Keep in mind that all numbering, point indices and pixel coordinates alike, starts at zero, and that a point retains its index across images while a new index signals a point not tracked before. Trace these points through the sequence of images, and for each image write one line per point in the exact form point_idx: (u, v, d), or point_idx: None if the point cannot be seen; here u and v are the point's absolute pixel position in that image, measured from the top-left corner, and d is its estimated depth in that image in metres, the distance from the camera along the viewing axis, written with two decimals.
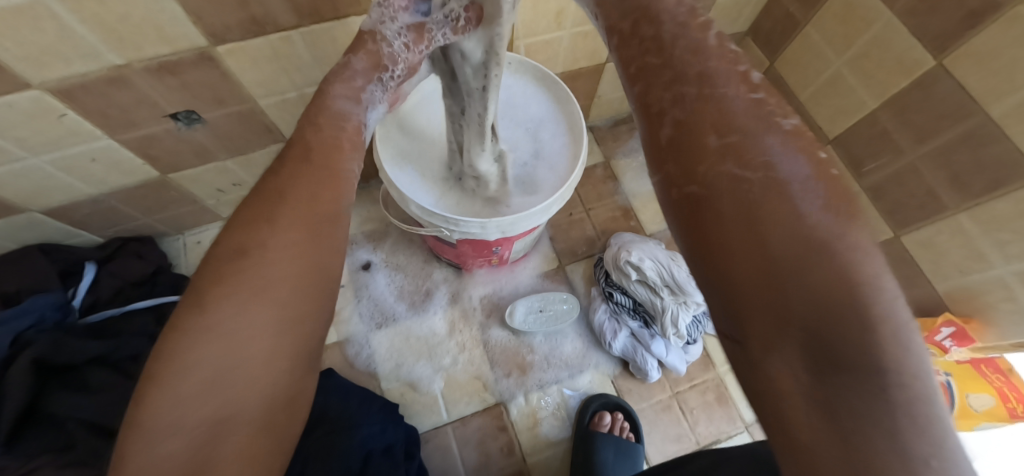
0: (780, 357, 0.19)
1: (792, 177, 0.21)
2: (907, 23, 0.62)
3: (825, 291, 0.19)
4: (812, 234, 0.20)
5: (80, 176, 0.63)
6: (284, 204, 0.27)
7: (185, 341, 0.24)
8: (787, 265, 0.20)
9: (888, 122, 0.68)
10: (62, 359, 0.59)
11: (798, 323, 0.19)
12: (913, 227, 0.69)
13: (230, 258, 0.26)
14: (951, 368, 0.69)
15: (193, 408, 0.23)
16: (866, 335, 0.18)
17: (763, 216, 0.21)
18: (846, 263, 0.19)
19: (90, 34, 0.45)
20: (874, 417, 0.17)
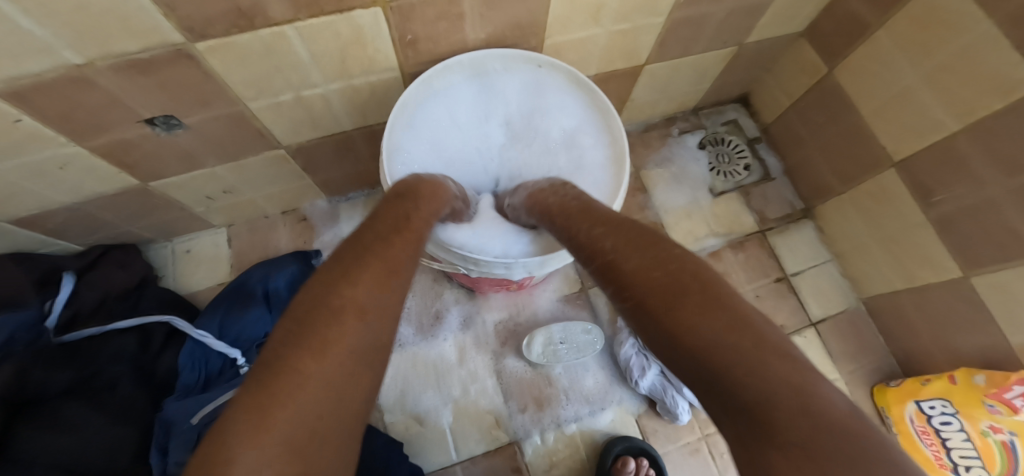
0: (719, 423, 0.24)
1: (672, 280, 0.29)
2: (1008, 35, 0.52)
3: (734, 359, 0.23)
4: (711, 318, 0.26)
5: (47, 185, 0.55)
6: (391, 296, 0.34)
7: (307, 390, 0.25)
8: (705, 343, 0.25)
9: (970, 147, 0.59)
10: (29, 391, 0.55)
11: (721, 386, 0.24)
12: (989, 269, 0.62)
13: (359, 329, 0.30)
14: (1017, 427, 0.59)
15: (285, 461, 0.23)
16: (725, 383, 0.23)
17: (673, 310, 0.27)
18: (725, 343, 0.24)
19: (38, 29, 0.37)
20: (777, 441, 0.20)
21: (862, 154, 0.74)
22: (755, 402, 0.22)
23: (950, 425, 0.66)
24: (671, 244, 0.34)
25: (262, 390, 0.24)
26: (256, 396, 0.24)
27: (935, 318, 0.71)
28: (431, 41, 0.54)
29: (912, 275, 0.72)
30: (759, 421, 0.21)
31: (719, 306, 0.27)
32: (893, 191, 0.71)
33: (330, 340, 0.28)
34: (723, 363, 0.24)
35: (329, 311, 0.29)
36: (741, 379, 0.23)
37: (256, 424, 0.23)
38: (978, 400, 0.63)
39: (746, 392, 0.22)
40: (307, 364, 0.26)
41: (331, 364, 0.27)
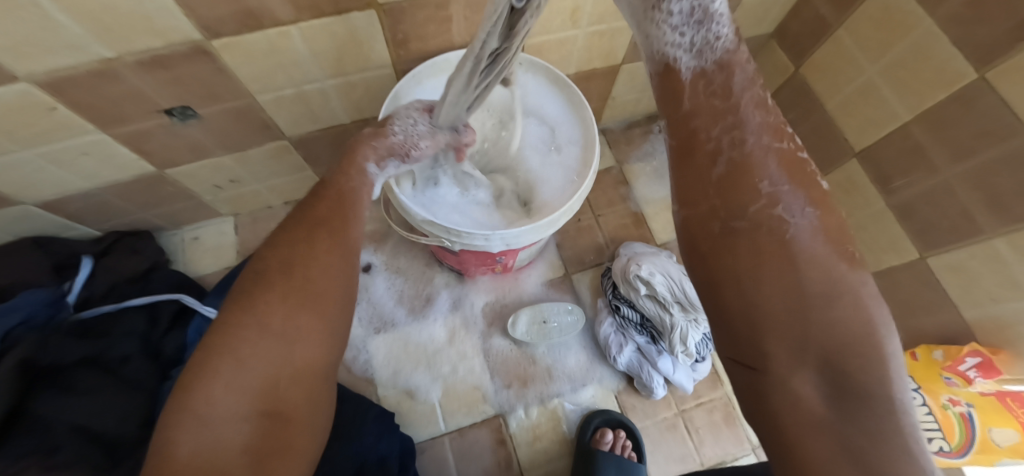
0: (803, 379, 0.27)
1: (816, 241, 0.30)
2: (949, 31, 0.56)
3: (848, 342, 0.27)
4: (824, 292, 0.28)
5: (71, 170, 0.61)
6: (322, 246, 0.38)
7: (250, 338, 0.32)
8: (826, 320, 0.27)
9: (921, 136, 0.64)
10: (50, 360, 0.59)
11: (821, 359, 0.27)
12: (943, 248, 0.65)
13: (287, 282, 0.35)
14: (973, 399, 0.64)
15: (243, 396, 0.31)
16: (853, 364, 0.27)
17: (797, 271, 0.29)
18: (859, 332, 0.27)
19: (74, 25, 0.42)
20: (874, 427, 0.25)
21: (829, 146, 0.79)
22: (880, 397, 0.26)
23: (915, 401, 0.68)
24: (802, 189, 0.31)
25: (211, 348, 0.31)
26: (208, 349, 0.31)
27: (902, 301, 0.74)
28: (421, 40, 0.60)
29: (878, 260, 0.76)
30: (899, 412, 0.26)
31: (851, 284, 0.28)
32: (858, 181, 0.76)
33: (261, 299, 0.34)
34: (866, 353, 0.27)
35: (261, 277, 0.35)
36: (882, 373, 0.26)
37: (209, 373, 0.30)
38: (936, 374, 0.67)
39: (887, 385, 0.26)
40: (241, 321, 0.33)
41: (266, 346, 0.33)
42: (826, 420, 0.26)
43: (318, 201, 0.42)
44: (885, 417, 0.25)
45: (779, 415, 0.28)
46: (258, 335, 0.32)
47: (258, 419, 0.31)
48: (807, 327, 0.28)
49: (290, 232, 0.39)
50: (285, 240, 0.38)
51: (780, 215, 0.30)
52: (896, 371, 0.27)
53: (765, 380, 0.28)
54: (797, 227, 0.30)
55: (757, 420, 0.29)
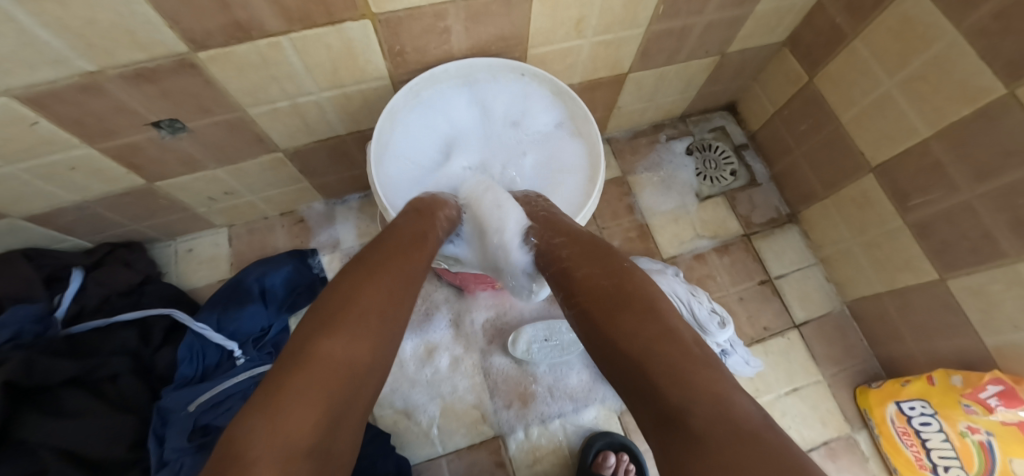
0: (639, 411, 0.32)
1: (619, 289, 0.40)
2: (974, 44, 0.53)
3: (648, 367, 0.32)
4: (617, 337, 0.36)
5: (58, 184, 0.59)
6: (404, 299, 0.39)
7: (322, 360, 0.31)
8: (629, 354, 0.34)
9: (942, 153, 0.61)
10: (36, 380, 0.56)
11: (641, 396, 0.32)
12: (962, 271, 0.63)
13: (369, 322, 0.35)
14: (993, 427, 0.60)
15: (318, 409, 0.30)
16: (662, 387, 0.31)
17: (606, 323, 0.37)
18: (646, 354, 0.33)
19: (54, 41, 0.40)
20: (690, 437, 0.28)
21: (843, 159, 0.76)
22: (682, 402, 0.29)
23: (930, 426, 0.67)
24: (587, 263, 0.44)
25: (301, 365, 0.30)
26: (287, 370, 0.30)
27: (919, 323, 0.71)
28: (420, 52, 0.57)
29: (892, 278, 0.74)
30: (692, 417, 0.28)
31: (628, 322, 0.36)
32: (873, 196, 0.73)
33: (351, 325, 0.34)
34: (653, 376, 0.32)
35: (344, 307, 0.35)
36: (668, 380, 0.31)
37: (291, 388, 0.29)
38: (955, 401, 0.64)
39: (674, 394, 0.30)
40: (322, 347, 0.32)
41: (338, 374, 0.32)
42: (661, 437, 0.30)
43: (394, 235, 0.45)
44: (691, 429, 0.28)
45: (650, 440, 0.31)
46: (335, 356, 0.32)
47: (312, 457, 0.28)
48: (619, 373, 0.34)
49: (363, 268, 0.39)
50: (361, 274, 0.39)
51: (584, 293, 0.42)
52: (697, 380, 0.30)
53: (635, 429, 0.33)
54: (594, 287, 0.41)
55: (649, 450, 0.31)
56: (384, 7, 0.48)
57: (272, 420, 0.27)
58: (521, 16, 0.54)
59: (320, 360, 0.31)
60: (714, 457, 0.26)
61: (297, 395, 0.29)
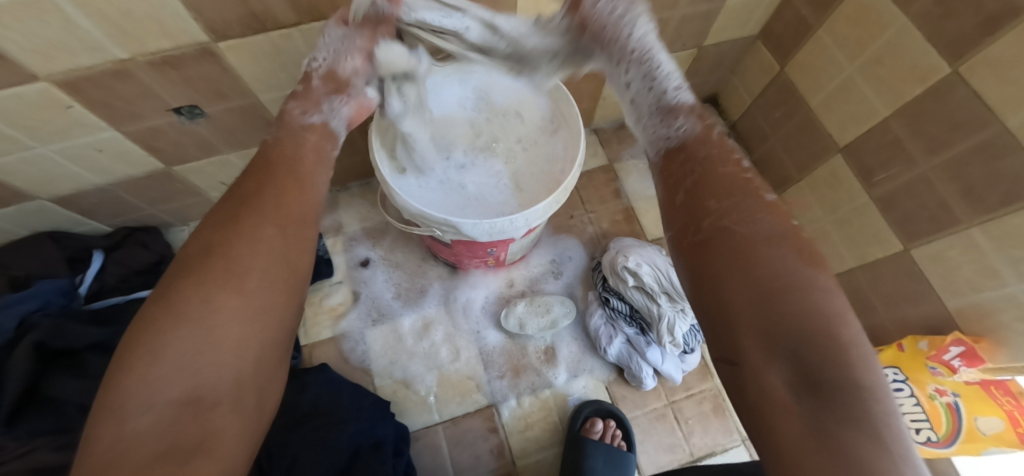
0: (772, 368, 0.29)
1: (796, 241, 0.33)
2: (922, 28, 0.58)
3: (825, 335, 0.28)
4: (787, 284, 0.31)
5: (87, 167, 0.65)
6: (240, 230, 0.37)
7: (167, 330, 0.31)
8: (799, 313, 0.29)
9: (900, 130, 0.66)
10: (65, 343, 0.61)
11: (790, 358, 0.29)
12: (923, 241, 0.67)
13: (209, 266, 0.35)
14: (959, 388, 0.66)
15: (163, 379, 0.30)
16: (825, 349, 0.28)
17: (772, 264, 0.32)
18: (831, 321, 0.29)
19: (94, 29, 0.46)
20: (847, 416, 0.26)
21: (814, 141, 0.81)
22: (853, 382, 0.27)
23: (902, 392, 0.70)
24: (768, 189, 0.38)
25: (132, 338, 0.31)
26: (126, 345, 0.31)
27: (887, 296, 0.75)
28: None
29: (863, 253, 0.78)
30: (862, 398, 0.26)
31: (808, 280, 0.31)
32: (842, 176, 0.77)
33: (179, 288, 0.33)
34: (828, 343, 0.28)
35: (178, 267, 0.35)
36: (837, 357, 0.28)
37: (133, 367, 0.30)
38: (921, 365, 0.68)
39: (853, 366, 0.27)
40: (157, 312, 0.32)
41: (179, 338, 0.31)
42: (801, 408, 0.27)
43: (246, 181, 0.41)
44: (855, 409, 0.26)
45: (760, 405, 0.29)
46: (178, 326, 0.32)
47: (179, 408, 0.30)
48: (773, 321, 0.30)
49: (210, 220, 0.38)
50: (210, 223, 0.38)
51: (735, 218, 0.35)
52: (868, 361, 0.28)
53: (741, 373, 0.30)
54: (759, 227, 0.34)
55: (746, 412, 0.30)
56: None
57: (108, 394, 0.29)
58: (508, 8, 0.60)
59: (159, 330, 0.31)
60: (879, 440, 0.25)
61: (143, 369, 0.30)
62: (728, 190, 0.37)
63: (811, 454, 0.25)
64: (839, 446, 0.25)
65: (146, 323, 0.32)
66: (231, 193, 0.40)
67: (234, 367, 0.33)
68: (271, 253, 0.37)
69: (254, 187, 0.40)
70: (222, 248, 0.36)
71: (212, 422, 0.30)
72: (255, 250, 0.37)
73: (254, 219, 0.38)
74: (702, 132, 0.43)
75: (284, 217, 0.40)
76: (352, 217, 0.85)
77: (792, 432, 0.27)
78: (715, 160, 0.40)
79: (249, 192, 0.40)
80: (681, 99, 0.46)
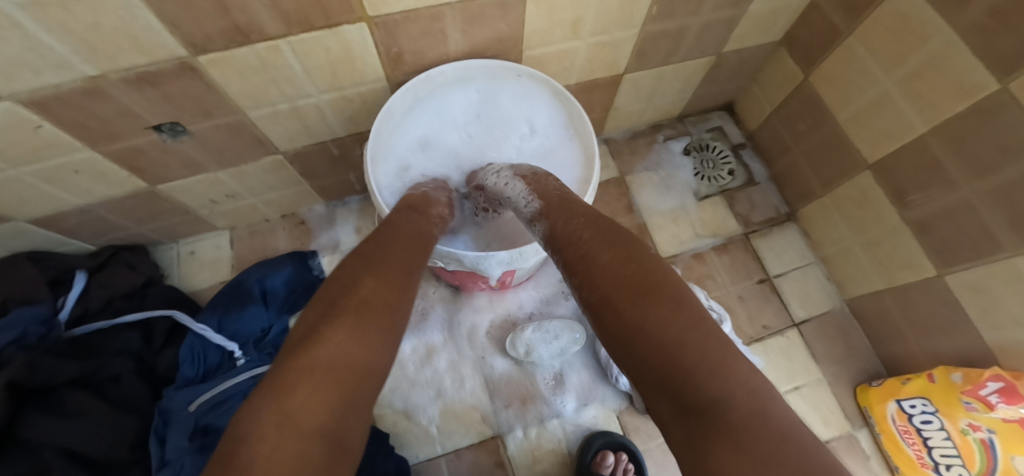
0: (659, 405, 0.29)
1: (636, 276, 0.35)
2: (968, 40, 0.53)
3: (678, 366, 0.28)
4: (630, 328, 0.32)
5: (63, 188, 0.60)
6: (381, 269, 0.38)
7: (336, 356, 0.29)
8: (652, 349, 0.30)
9: (939, 149, 0.61)
10: (39, 380, 0.57)
11: (663, 393, 0.29)
12: (962, 267, 0.63)
13: (372, 310, 0.34)
14: (995, 424, 0.59)
15: (328, 409, 0.27)
16: (680, 375, 0.28)
17: (620, 315, 0.33)
18: (677, 349, 0.29)
19: (58, 45, 0.41)
20: (715, 435, 0.25)
21: (841, 157, 0.76)
22: (712, 400, 0.27)
23: (931, 424, 0.66)
24: (600, 247, 0.39)
25: (299, 361, 0.28)
26: (300, 368, 0.28)
27: (918, 319, 0.71)
28: (418, 54, 0.58)
29: (892, 276, 0.74)
30: (722, 414, 0.26)
31: (647, 311, 0.32)
32: (871, 194, 0.73)
33: (350, 318, 0.32)
34: (683, 371, 0.28)
35: (353, 300, 0.34)
36: (699, 380, 0.27)
37: (299, 384, 0.27)
38: (956, 399, 0.64)
39: (703, 386, 0.27)
40: (322, 329, 0.30)
41: (342, 367, 0.29)
42: (685, 439, 0.27)
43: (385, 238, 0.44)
44: (726, 425, 0.25)
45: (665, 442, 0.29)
46: (347, 353, 0.30)
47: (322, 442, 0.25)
48: (634, 361, 0.31)
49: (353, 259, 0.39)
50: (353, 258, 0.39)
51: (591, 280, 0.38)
52: (723, 371, 0.28)
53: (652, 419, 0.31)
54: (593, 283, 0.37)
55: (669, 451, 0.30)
56: (382, 10, 0.48)
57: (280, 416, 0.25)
58: (517, 16, 0.55)
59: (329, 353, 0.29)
60: (744, 449, 0.24)
61: (309, 394, 0.26)
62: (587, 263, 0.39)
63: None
64: (714, 466, 0.24)
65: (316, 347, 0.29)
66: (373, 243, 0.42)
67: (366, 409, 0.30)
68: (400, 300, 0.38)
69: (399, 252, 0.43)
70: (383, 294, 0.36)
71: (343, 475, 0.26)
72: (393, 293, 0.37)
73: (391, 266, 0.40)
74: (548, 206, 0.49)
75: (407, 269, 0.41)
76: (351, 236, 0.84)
77: (689, 466, 0.26)
78: (568, 233, 0.43)
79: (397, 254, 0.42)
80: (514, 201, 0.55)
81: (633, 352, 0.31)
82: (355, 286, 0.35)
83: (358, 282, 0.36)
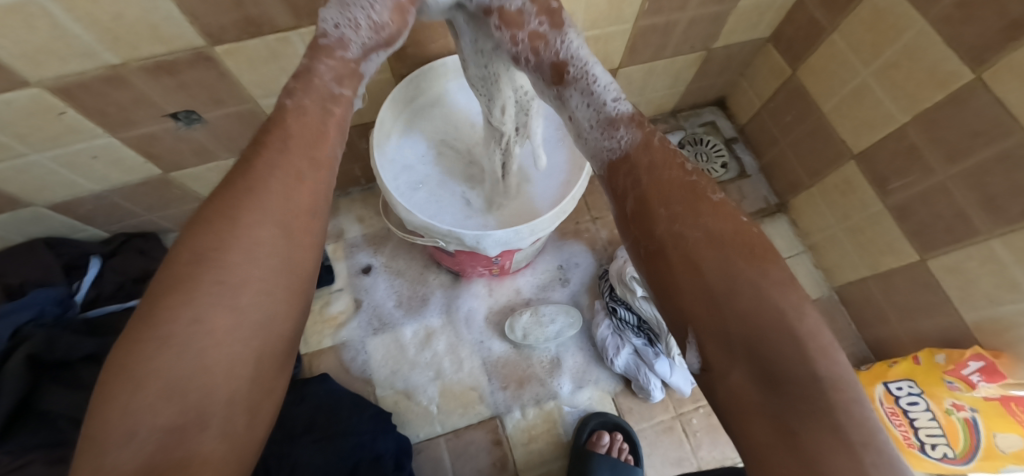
0: (732, 373, 0.25)
1: (735, 232, 0.28)
2: (940, 32, 0.56)
3: (772, 328, 0.24)
4: (723, 290, 0.26)
5: (82, 174, 0.63)
6: (242, 230, 0.27)
7: (153, 351, 0.23)
8: (758, 320, 0.25)
9: (917, 137, 0.63)
10: (57, 355, 0.60)
11: (744, 356, 0.24)
12: (940, 251, 0.65)
13: (195, 279, 0.25)
14: (978, 403, 0.62)
15: (163, 406, 0.23)
16: (772, 347, 0.24)
17: (723, 265, 0.26)
18: (781, 319, 0.24)
19: (84, 34, 0.44)
20: (805, 408, 0.22)
21: (826, 148, 0.79)
22: (814, 380, 0.23)
23: (917, 406, 0.68)
24: (710, 189, 0.31)
25: (119, 360, 0.23)
26: (117, 364, 0.23)
27: (902, 304, 0.74)
28: (418, 46, 0.61)
29: (877, 262, 0.76)
30: (826, 393, 0.22)
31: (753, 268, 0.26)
32: (855, 183, 0.75)
33: (166, 301, 0.24)
34: (782, 338, 0.24)
35: (164, 276, 0.25)
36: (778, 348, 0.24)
37: (117, 386, 0.22)
38: (939, 379, 0.66)
39: (809, 362, 0.23)
40: (142, 330, 0.24)
41: (173, 361, 0.23)
42: (762, 413, 0.23)
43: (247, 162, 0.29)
44: (822, 403, 0.22)
45: (725, 412, 0.25)
46: (177, 344, 0.24)
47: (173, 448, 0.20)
48: (722, 320, 0.25)
49: (211, 208, 0.27)
50: (215, 209, 0.27)
51: (683, 218, 0.29)
52: (832, 353, 0.24)
53: (705, 376, 0.26)
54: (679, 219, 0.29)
55: (719, 415, 0.26)
56: None
57: (92, 425, 0.22)
58: None
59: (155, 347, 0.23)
60: (840, 428, 0.21)
61: (131, 404, 0.22)
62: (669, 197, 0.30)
63: (779, 460, 0.22)
64: (804, 449, 0.21)
65: (135, 346, 0.23)
66: (227, 177, 0.29)
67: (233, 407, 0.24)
68: (284, 271, 0.28)
69: (265, 177, 0.29)
70: (228, 261, 0.26)
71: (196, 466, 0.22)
72: (253, 260, 0.27)
73: (255, 216, 0.27)
74: (642, 138, 0.35)
75: (299, 218, 0.29)
76: (352, 223, 0.83)
77: (764, 438, 0.23)
78: (657, 165, 0.32)
79: (257, 182, 0.28)
80: (619, 110, 0.37)
81: (726, 312, 0.25)
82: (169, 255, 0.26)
83: (179, 254, 0.26)
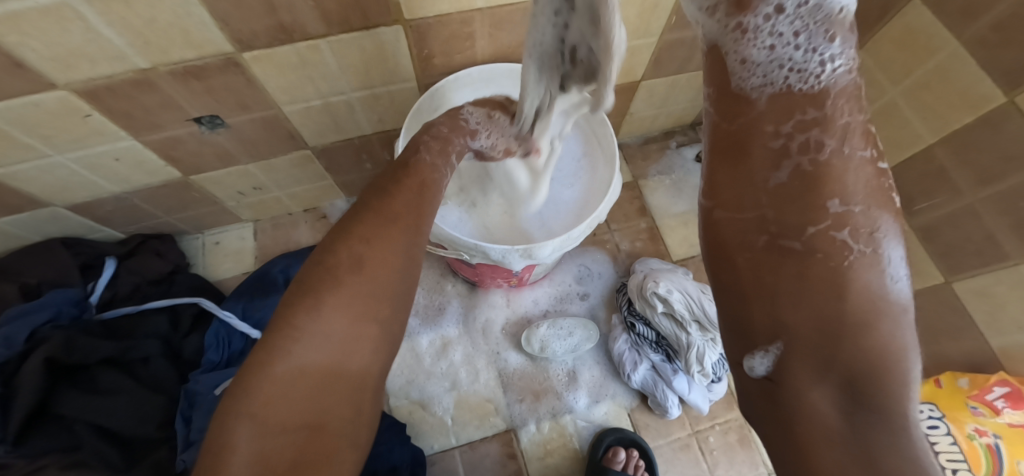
0: (809, 387, 0.32)
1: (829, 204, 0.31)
2: (973, 54, 0.55)
3: (845, 333, 0.30)
4: (851, 319, 0.30)
5: (103, 175, 0.63)
6: (386, 252, 0.38)
7: (286, 356, 0.32)
8: (819, 322, 0.31)
9: (946, 159, 0.63)
10: (75, 359, 0.60)
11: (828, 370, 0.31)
12: (967, 274, 0.64)
13: (337, 280, 0.36)
14: (1001, 430, 0.61)
15: (293, 402, 0.32)
16: (867, 364, 0.29)
17: (803, 284, 0.32)
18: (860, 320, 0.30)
19: (117, 39, 0.44)
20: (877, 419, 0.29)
21: None
22: (884, 390, 0.29)
23: (938, 429, 0.65)
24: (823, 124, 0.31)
25: (264, 345, 0.32)
26: (263, 354, 0.32)
27: (924, 326, 0.73)
28: (446, 55, 0.60)
29: None
30: (897, 402, 0.29)
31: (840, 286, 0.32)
32: None
33: (321, 297, 0.35)
34: (854, 348, 0.30)
35: (321, 269, 0.36)
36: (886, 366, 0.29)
37: (264, 374, 0.31)
38: (961, 403, 0.65)
39: (885, 375, 0.29)
40: (297, 322, 0.33)
41: (310, 358, 0.33)
42: (831, 427, 0.30)
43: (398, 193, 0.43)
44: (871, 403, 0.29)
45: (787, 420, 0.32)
46: (307, 343, 0.33)
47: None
48: (796, 327, 0.32)
49: (362, 222, 0.39)
50: (356, 231, 0.39)
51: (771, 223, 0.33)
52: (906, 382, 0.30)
53: (781, 391, 0.33)
54: (849, 258, 0.31)
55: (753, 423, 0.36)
56: (416, 14, 0.51)
57: (242, 406, 0.30)
58: None
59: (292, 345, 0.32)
60: (889, 423, 0.28)
61: (276, 393, 0.31)
62: (773, 206, 0.33)
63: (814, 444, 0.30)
64: (857, 434, 0.29)
65: (280, 335, 0.33)
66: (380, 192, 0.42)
67: (354, 393, 0.35)
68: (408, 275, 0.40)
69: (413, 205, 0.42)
70: (348, 287, 0.36)
71: (331, 450, 0.33)
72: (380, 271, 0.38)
73: (397, 238, 0.39)
74: None
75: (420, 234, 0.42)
76: None
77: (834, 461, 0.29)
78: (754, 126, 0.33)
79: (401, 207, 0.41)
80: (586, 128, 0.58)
81: (811, 328, 0.31)
82: (333, 256, 0.37)
83: (342, 252, 0.37)
